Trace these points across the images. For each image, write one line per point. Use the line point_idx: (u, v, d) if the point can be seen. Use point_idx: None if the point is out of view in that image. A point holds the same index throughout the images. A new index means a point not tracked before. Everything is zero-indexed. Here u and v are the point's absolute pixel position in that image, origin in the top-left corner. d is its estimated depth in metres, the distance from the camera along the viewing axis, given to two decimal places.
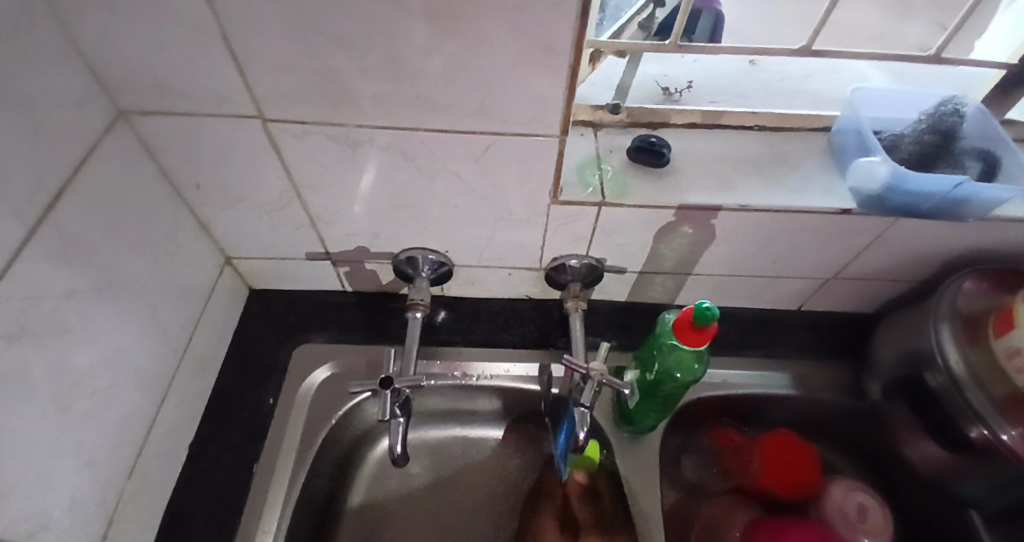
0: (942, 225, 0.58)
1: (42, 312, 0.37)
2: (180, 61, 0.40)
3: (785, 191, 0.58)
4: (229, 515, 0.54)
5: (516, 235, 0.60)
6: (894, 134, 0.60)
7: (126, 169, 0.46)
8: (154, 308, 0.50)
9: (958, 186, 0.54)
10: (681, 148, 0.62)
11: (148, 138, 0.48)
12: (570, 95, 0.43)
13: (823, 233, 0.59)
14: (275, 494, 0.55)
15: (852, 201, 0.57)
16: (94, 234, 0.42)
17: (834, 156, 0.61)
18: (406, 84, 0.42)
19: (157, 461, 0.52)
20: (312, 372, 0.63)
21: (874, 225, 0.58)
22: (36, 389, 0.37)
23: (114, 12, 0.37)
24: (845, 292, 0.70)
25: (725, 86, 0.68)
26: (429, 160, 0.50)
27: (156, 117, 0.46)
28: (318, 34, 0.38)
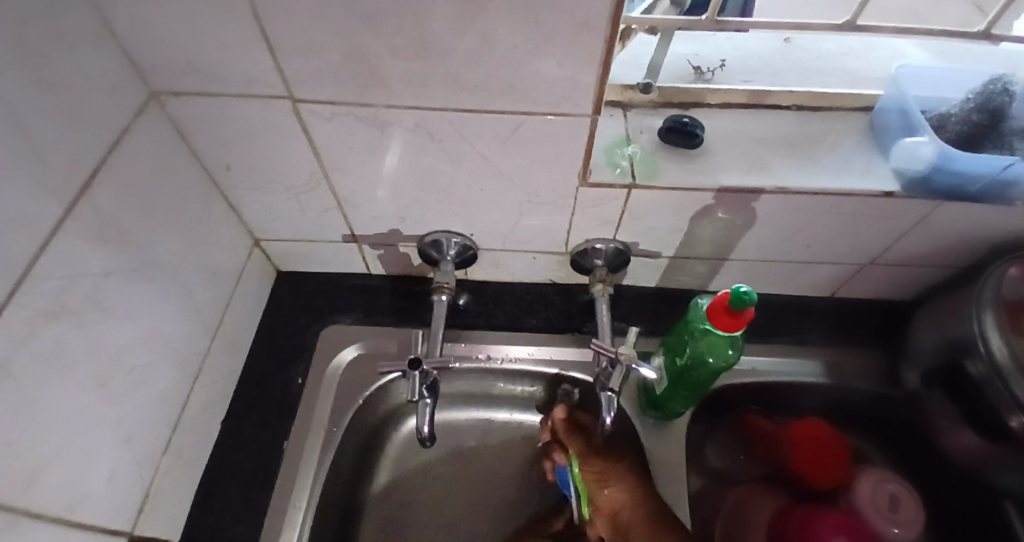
0: (990, 209, 0.55)
1: (80, 290, 0.38)
2: (209, 41, 0.40)
3: (824, 173, 0.56)
4: (261, 492, 0.55)
5: (543, 218, 0.59)
6: (940, 114, 0.57)
7: (159, 151, 0.46)
8: (187, 289, 0.51)
9: (1008, 167, 0.52)
10: (714, 128, 0.60)
11: (179, 120, 0.48)
12: (604, 74, 0.42)
13: (861, 217, 0.57)
14: (304, 472, 0.57)
15: (895, 183, 0.54)
16: (128, 215, 0.43)
17: (875, 136, 0.59)
18: (436, 63, 0.41)
19: (192, 437, 0.54)
20: (338, 353, 0.64)
21: (916, 208, 0.55)
22: (76, 367, 0.38)
23: None
24: (881, 279, 0.68)
25: (761, 64, 0.66)
26: (458, 141, 0.49)
27: (187, 99, 0.46)
28: (348, 11, 0.37)
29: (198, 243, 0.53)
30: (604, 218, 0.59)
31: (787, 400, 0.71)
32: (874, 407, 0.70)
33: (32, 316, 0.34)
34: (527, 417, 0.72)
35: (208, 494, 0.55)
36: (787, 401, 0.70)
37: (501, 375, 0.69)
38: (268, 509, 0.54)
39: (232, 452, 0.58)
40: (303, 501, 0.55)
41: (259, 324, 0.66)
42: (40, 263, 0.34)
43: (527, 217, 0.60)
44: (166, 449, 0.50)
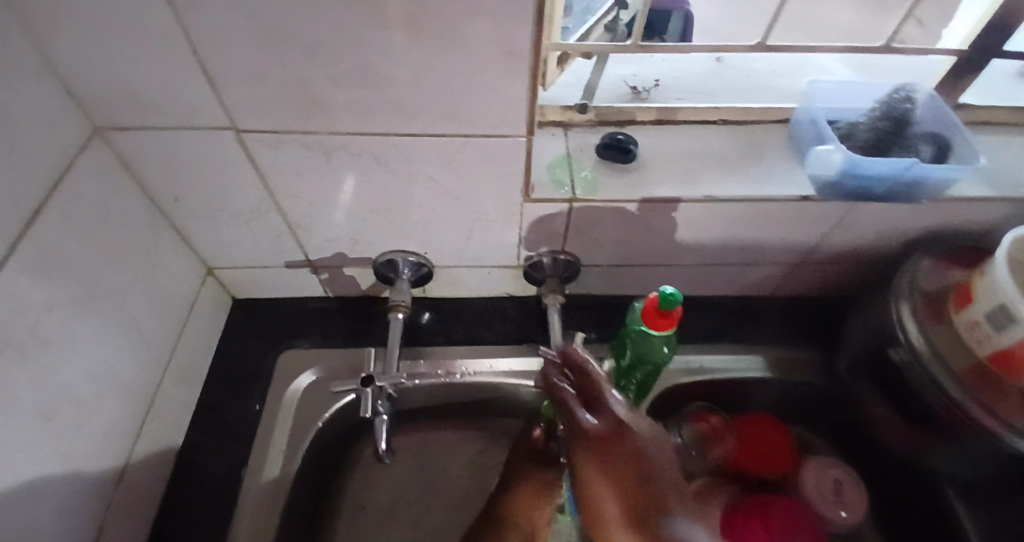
0: (898, 208, 0.60)
1: (23, 325, 0.38)
2: (151, 76, 0.41)
3: (749, 181, 0.60)
4: (219, 521, 0.55)
5: (494, 235, 0.62)
6: (849, 124, 0.61)
7: (103, 184, 0.47)
8: (136, 319, 0.51)
9: (908, 168, 0.56)
10: (648, 144, 0.64)
11: (124, 153, 0.49)
12: (534, 97, 0.45)
13: (785, 221, 0.62)
14: (263, 499, 0.56)
15: (810, 188, 0.59)
16: (73, 247, 0.43)
17: (795, 147, 0.64)
18: (376, 91, 0.43)
19: (145, 470, 0.53)
20: (296, 378, 0.64)
21: (834, 210, 0.60)
22: (19, 401, 0.38)
23: (85, 32, 0.38)
24: (813, 277, 0.73)
25: (691, 83, 0.71)
26: (402, 165, 0.51)
27: (131, 132, 0.47)
28: (286, 46, 0.39)
29: (146, 274, 0.53)
30: (552, 232, 0.62)
31: (738, 398, 0.74)
32: (818, 400, 0.74)
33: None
34: (489, 429, 0.74)
35: (163, 527, 0.54)
36: (738, 398, 0.73)
37: (462, 390, 0.70)
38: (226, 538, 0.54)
39: (188, 482, 0.57)
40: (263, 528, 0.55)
41: (215, 353, 0.66)
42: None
43: (478, 235, 0.62)
44: (118, 483, 0.49)
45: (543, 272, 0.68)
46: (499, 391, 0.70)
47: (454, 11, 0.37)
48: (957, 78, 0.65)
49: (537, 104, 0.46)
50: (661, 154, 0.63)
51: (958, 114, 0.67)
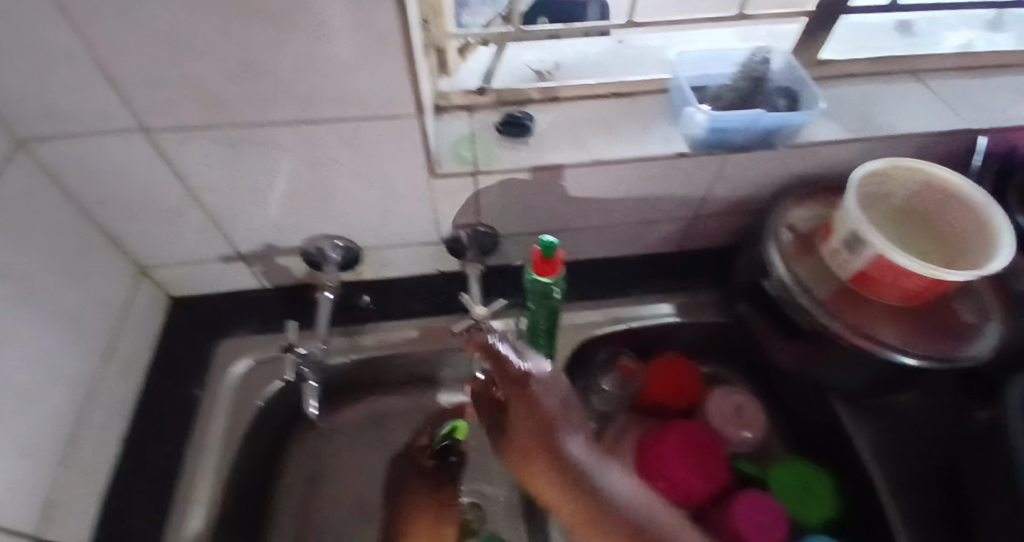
0: (764, 156, 0.69)
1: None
2: (57, 84, 0.46)
3: (632, 144, 0.67)
4: (166, 493, 0.59)
5: (409, 212, 0.68)
6: (717, 89, 0.72)
7: (33, 190, 0.51)
8: (69, 314, 0.55)
9: (756, 118, 0.64)
10: (545, 119, 0.71)
11: (42, 158, 0.52)
12: (413, 80, 0.50)
13: (669, 177, 0.69)
14: (204, 472, 0.61)
15: (685, 145, 0.67)
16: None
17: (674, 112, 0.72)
18: (271, 85, 0.49)
19: (88, 456, 0.57)
20: (233, 363, 0.69)
21: (708, 162, 0.68)
22: None
23: None
24: (707, 227, 0.81)
25: (587, 62, 0.78)
26: (308, 150, 0.56)
27: (46, 138, 0.51)
28: (176, 47, 0.44)
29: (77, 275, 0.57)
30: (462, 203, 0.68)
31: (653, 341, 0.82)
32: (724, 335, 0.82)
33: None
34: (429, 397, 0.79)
35: (110, 509, 0.58)
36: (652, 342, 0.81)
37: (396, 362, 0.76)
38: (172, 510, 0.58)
39: (132, 471, 0.60)
40: (211, 495, 0.60)
41: (156, 347, 0.70)
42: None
43: (393, 211, 0.67)
44: (63, 467, 0.53)
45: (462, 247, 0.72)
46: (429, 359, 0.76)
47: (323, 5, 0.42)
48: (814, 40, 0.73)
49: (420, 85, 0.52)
50: (558, 130, 0.69)
51: (819, 73, 0.76)
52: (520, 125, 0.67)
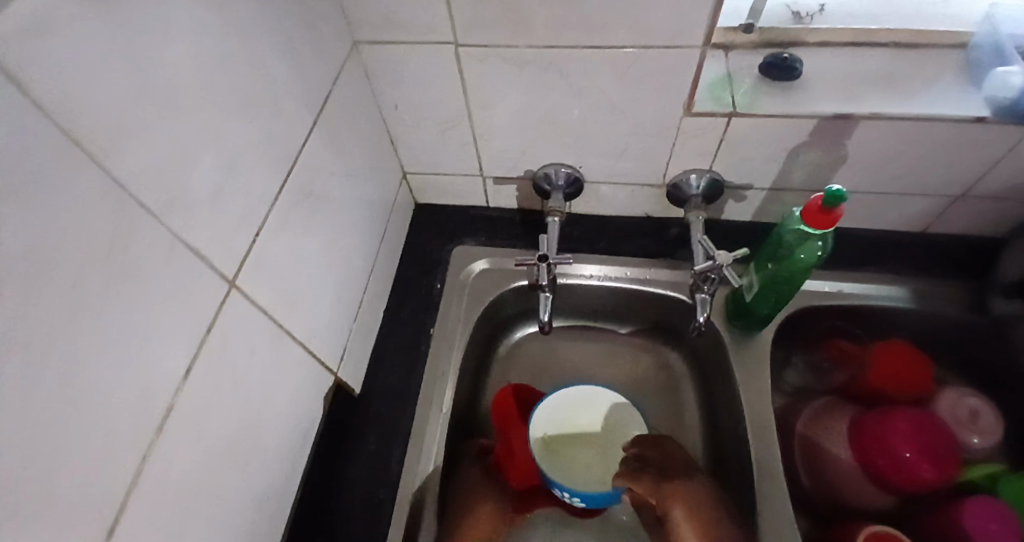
0: None
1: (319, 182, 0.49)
2: (435, 78, 0.57)
3: (915, 101, 0.54)
4: (417, 363, 0.63)
5: (726, 155, 0.60)
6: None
7: (357, 92, 0.55)
8: (418, 248, 0.72)
9: None
10: (849, 68, 0.57)
11: (406, 157, 0.68)
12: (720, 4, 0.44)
13: (966, 148, 0.54)
14: (446, 368, 0.62)
15: (988, 109, 0.52)
16: (395, 218, 0.68)
17: (968, 73, 0.56)
18: (630, 1, 0.45)
19: (367, 334, 0.62)
20: (473, 262, 0.70)
21: (1007, 135, 0.52)
22: (376, 284, 0.64)
23: (396, 68, 0.56)
24: (973, 213, 0.63)
25: (863, 15, 0.59)
26: (627, 98, 0.55)
27: (417, 158, 0.69)
28: (518, 18, 0.48)
29: (374, 166, 0.61)
30: (787, 147, 0.57)
31: (1008, 372, 0.60)
32: None
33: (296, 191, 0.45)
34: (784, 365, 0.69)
35: (371, 371, 0.62)
36: (997, 362, 0.61)
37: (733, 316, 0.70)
38: (420, 389, 0.61)
39: (383, 347, 0.64)
40: (450, 371, 0.62)
41: (414, 245, 0.73)
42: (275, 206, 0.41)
43: (684, 161, 0.62)
44: (366, 333, 0.62)
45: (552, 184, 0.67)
46: (795, 323, 0.67)
47: None
48: None
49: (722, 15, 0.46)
50: (894, 76, 0.56)
51: None
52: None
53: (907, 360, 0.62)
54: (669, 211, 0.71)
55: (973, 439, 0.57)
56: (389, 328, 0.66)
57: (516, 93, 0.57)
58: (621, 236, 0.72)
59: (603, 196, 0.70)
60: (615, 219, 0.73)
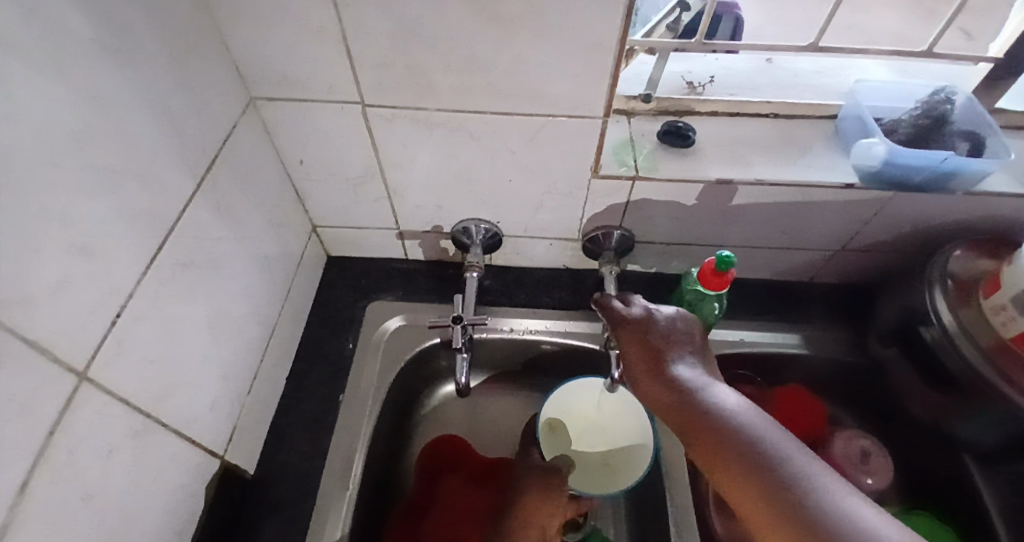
0: (935, 199, 0.58)
1: (203, 250, 0.45)
2: (341, 138, 0.55)
3: (793, 167, 0.59)
4: (323, 434, 0.59)
5: (633, 213, 0.62)
6: (892, 120, 0.59)
7: (253, 149, 0.52)
8: (328, 305, 0.69)
9: (946, 160, 0.54)
10: (737, 136, 0.62)
11: (313, 212, 0.65)
12: (614, 83, 0.47)
13: (839, 210, 0.60)
14: (355, 440, 0.58)
15: (855, 176, 0.57)
16: (301, 274, 0.65)
17: (839, 142, 0.62)
18: (530, 75, 0.47)
19: (265, 406, 0.58)
20: (387, 320, 0.67)
21: (871, 199, 0.58)
22: (278, 348, 0.60)
23: (300, 125, 0.54)
24: (854, 264, 0.69)
25: (749, 85, 0.67)
26: (535, 160, 0.56)
27: (326, 213, 0.66)
28: (423, 84, 0.48)
29: (274, 223, 0.57)
30: (686, 208, 0.61)
31: (891, 411, 0.66)
32: None
33: (172, 263, 0.41)
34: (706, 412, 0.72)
35: (270, 446, 0.58)
36: (880, 401, 0.67)
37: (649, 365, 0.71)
38: (326, 464, 0.57)
39: (285, 418, 0.60)
40: (359, 443, 0.58)
41: (324, 302, 0.69)
42: (140, 285, 0.38)
43: (594, 219, 0.64)
44: (263, 404, 0.57)
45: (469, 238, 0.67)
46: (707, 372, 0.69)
47: (529, 44, 0.44)
48: (997, 82, 0.60)
49: (617, 91, 0.48)
50: (776, 143, 0.61)
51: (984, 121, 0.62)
52: (942, 110, 0.58)
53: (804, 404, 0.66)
54: (585, 263, 0.72)
55: (868, 480, 0.62)
56: (292, 396, 0.61)
57: (426, 153, 0.56)
58: (539, 287, 0.72)
59: (519, 249, 0.70)
60: (533, 270, 0.74)
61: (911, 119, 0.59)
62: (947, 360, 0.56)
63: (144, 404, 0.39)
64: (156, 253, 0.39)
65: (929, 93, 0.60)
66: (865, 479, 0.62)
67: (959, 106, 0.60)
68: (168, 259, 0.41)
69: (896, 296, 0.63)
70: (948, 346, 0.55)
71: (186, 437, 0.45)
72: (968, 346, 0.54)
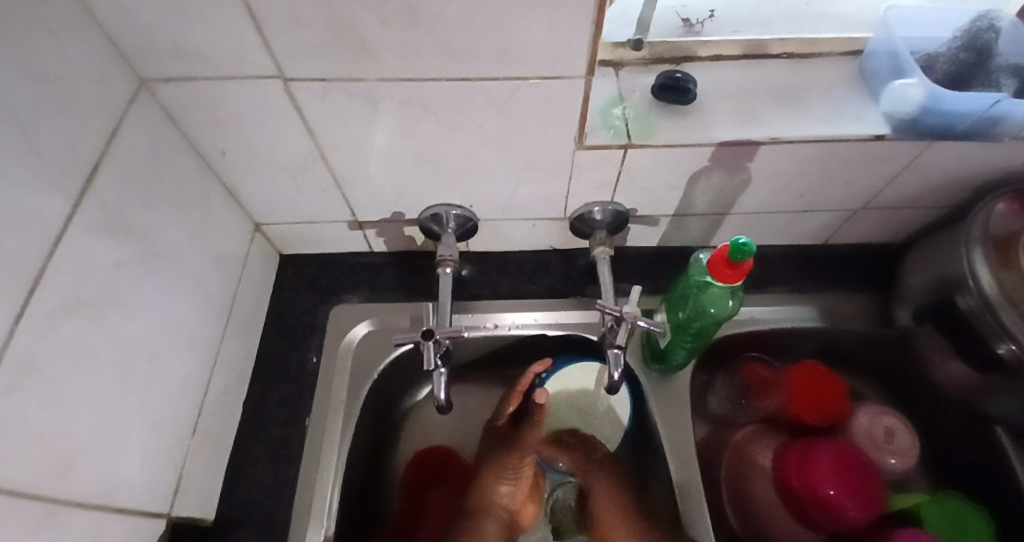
0: (978, 149, 0.49)
1: (94, 283, 0.36)
2: (266, 122, 0.45)
3: (813, 120, 0.49)
4: (289, 465, 0.52)
5: (628, 186, 0.53)
6: (928, 54, 0.50)
7: (154, 143, 0.42)
8: (282, 312, 0.60)
9: (997, 103, 0.46)
10: (743, 84, 0.52)
11: (251, 208, 0.55)
12: (598, 32, 0.37)
13: (863, 166, 0.52)
14: (325, 468, 0.52)
15: (887, 125, 0.48)
16: (244, 282, 0.56)
17: (863, 83, 0.52)
18: (491, 28, 0.37)
19: (216, 441, 0.50)
20: (351, 327, 0.59)
21: (903, 152, 0.50)
22: (225, 373, 0.52)
23: (209, 109, 0.43)
24: (875, 224, 0.61)
25: (756, 19, 0.56)
26: (505, 131, 0.46)
27: (266, 209, 0.56)
28: (357, 49, 0.38)
29: (198, 230, 0.48)
30: (688, 175, 0.52)
31: (918, 383, 0.60)
32: None
33: (49, 310, 0.32)
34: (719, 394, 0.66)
35: (229, 484, 0.51)
36: (907, 372, 0.61)
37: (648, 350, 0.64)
38: (293, 501, 0.50)
39: (244, 451, 0.53)
40: (329, 473, 0.52)
41: (279, 309, 0.61)
42: (9, 348, 0.29)
43: (581, 194, 0.55)
44: (212, 440, 0.50)
45: (440, 225, 0.58)
46: (718, 352, 0.63)
47: None
48: None
49: (602, 43, 0.38)
50: (789, 90, 0.52)
51: None
52: (987, 40, 0.49)
53: (825, 382, 0.59)
54: (574, 242, 0.64)
55: (892, 461, 0.57)
56: (250, 423, 0.54)
57: (374, 133, 0.46)
58: (523, 273, 0.64)
59: (498, 233, 0.61)
60: (515, 253, 0.65)
61: (948, 53, 0.50)
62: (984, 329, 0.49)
63: (44, 488, 0.32)
64: (22, 302, 0.30)
65: (970, 20, 0.51)
66: (891, 461, 0.57)
67: (1004, 36, 0.51)
68: (45, 305, 0.32)
69: (929, 260, 0.56)
70: (987, 314, 0.48)
71: (109, 507, 0.37)
72: (1009, 313, 0.47)
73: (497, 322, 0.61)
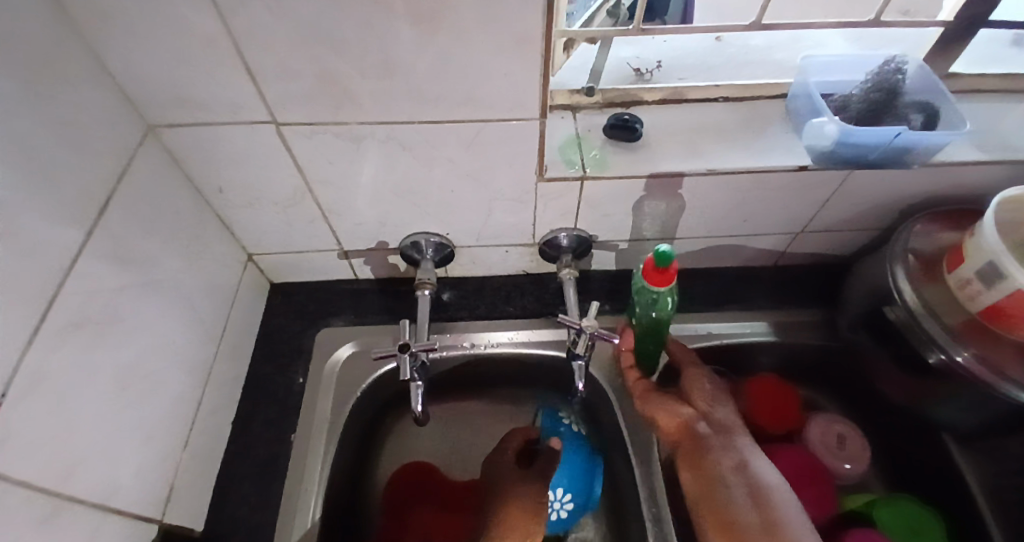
0: (894, 174, 0.56)
1: (99, 302, 0.40)
2: (259, 162, 0.51)
3: (747, 152, 0.56)
4: (274, 480, 0.55)
5: (588, 213, 0.59)
6: (844, 94, 0.58)
7: (157, 181, 0.47)
8: (270, 337, 0.64)
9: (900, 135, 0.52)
10: (686, 123, 0.59)
11: (244, 240, 0.60)
12: (546, 81, 0.43)
13: (795, 193, 0.58)
14: (309, 483, 0.55)
15: (809, 157, 0.55)
16: (236, 307, 0.60)
17: (790, 121, 0.59)
18: (454, 78, 0.43)
19: (206, 456, 0.53)
20: (336, 349, 0.63)
21: (828, 179, 0.56)
22: (216, 391, 0.55)
23: (214, 153, 0.49)
24: (819, 244, 0.67)
25: (697, 67, 0.64)
26: (472, 165, 0.52)
27: (258, 241, 0.61)
28: (340, 96, 0.44)
29: (195, 258, 0.53)
30: (640, 203, 0.58)
31: (865, 392, 0.65)
32: None
33: (59, 324, 0.36)
34: None
35: (216, 499, 0.54)
36: (855, 382, 0.66)
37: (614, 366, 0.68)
38: (276, 514, 0.53)
39: (230, 467, 0.56)
40: (313, 486, 0.55)
41: (268, 334, 0.65)
42: (23, 358, 0.33)
43: (546, 222, 0.60)
44: (202, 456, 0.53)
45: (419, 253, 0.63)
46: None
47: (448, 47, 0.40)
48: (948, 46, 0.59)
49: (551, 88, 0.45)
50: (726, 128, 0.59)
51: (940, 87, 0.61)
52: (894, 80, 0.56)
53: (781, 396, 0.63)
54: (545, 267, 0.69)
55: (846, 466, 0.60)
56: (237, 441, 0.57)
57: (356, 169, 0.52)
58: (497, 297, 0.68)
59: (474, 259, 0.67)
60: (490, 279, 0.70)
61: (862, 93, 0.57)
62: (914, 339, 0.54)
63: (48, 485, 0.35)
64: (37, 317, 0.34)
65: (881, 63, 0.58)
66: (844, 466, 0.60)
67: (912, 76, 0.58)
68: (55, 322, 0.36)
69: (862, 276, 0.62)
70: (913, 325, 0.53)
71: (105, 510, 0.40)
72: (932, 324, 0.52)
73: (473, 342, 0.65)
